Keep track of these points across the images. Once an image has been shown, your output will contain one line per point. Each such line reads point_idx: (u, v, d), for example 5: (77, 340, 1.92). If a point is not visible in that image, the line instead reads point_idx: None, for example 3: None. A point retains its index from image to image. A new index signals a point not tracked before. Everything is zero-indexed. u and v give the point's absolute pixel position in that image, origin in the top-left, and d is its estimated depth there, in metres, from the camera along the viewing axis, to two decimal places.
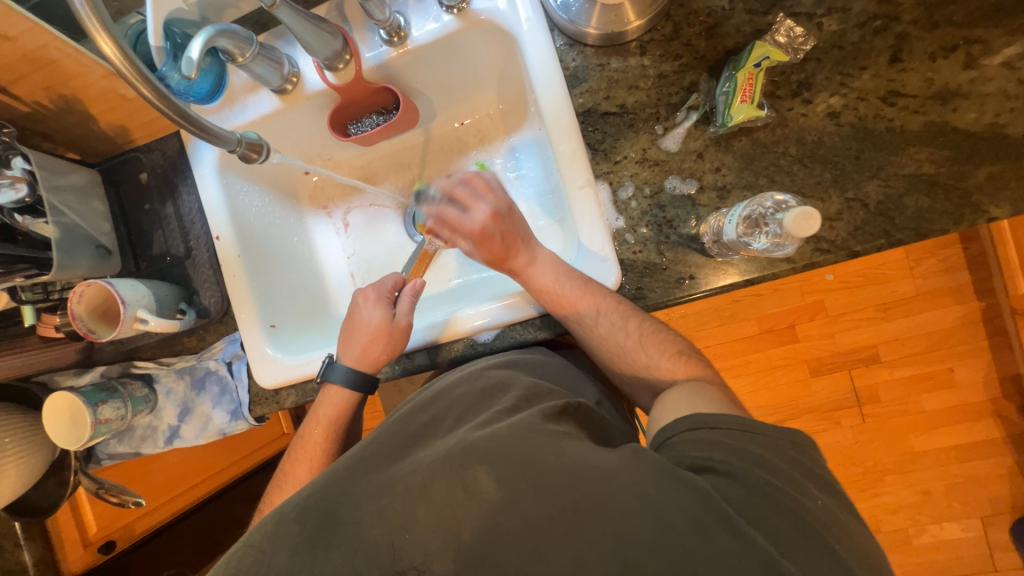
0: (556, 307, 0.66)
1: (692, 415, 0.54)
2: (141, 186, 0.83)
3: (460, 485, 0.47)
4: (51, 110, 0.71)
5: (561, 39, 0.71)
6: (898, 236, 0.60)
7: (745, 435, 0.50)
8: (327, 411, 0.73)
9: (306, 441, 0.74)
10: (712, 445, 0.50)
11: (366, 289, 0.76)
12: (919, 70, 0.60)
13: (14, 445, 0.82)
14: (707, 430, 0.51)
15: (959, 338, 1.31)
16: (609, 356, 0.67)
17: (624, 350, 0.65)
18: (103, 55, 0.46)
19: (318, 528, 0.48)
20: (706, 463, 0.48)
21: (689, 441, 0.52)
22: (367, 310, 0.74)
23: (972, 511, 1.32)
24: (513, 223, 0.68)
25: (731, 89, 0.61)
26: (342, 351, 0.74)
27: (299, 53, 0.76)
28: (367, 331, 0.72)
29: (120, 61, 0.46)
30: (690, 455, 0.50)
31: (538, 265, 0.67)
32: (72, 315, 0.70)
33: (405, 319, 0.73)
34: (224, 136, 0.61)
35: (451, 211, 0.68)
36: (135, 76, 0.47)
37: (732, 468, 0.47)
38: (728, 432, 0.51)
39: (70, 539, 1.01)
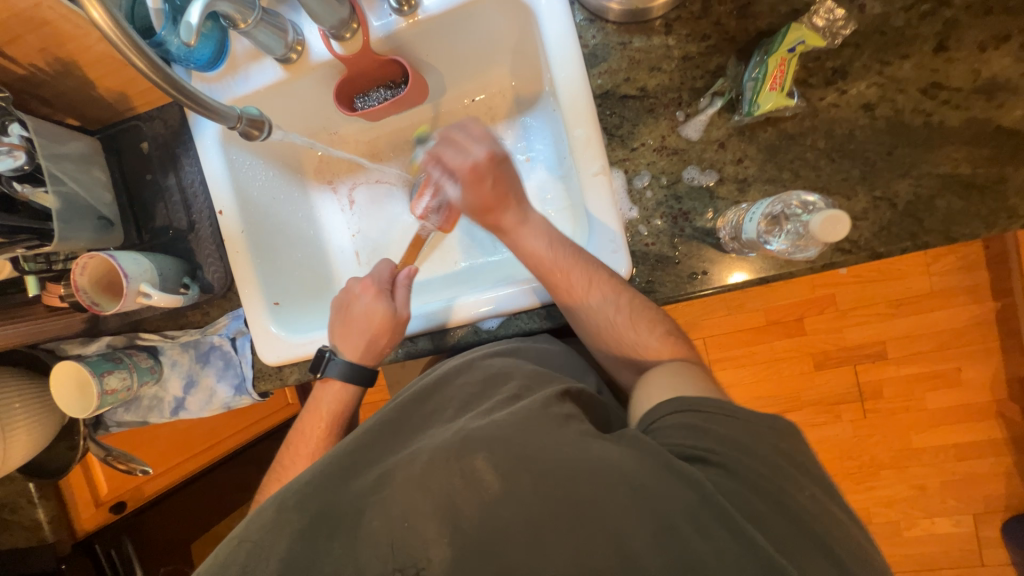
0: (543, 275, 0.64)
1: (677, 398, 0.53)
2: (144, 155, 0.81)
3: (459, 473, 0.47)
4: (48, 74, 0.68)
5: (581, 13, 0.66)
6: (925, 239, 0.57)
7: (731, 420, 0.49)
8: (329, 404, 0.74)
9: (305, 437, 0.73)
10: (698, 430, 0.49)
11: (362, 280, 0.74)
12: (965, 61, 0.56)
13: (25, 410, 0.84)
14: (693, 414, 0.50)
15: (970, 339, 1.28)
16: (594, 329, 0.64)
17: (613, 326, 0.63)
18: (91, 20, 0.43)
19: (321, 515, 0.48)
20: (695, 452, 0.47)
21: (673, 426, 0.50)
22: (366, 300, 0.72)
23: (965, 507, 1.33)
24: (509, 169, 0.65)
25: (761, 75, 0.57)
26: (341, 344, 0.73)
27: (304, 20, 0.73)
28: (368, 324, 0.71)
29: (110, 28, 0.44)
30: (682, 442, 0.49)
31: (529, 227, 0.66)
32: (76, 286, 0.70)
33: (406, 311, 0.73)
34: (223, 111, 0.59)
35: (449, 151, 0.64)
36: (126, 44, 0.45)
37: (723, 457, 0.46)
38: (714, 416, 0.50)
39: (81, 499, 1.04)
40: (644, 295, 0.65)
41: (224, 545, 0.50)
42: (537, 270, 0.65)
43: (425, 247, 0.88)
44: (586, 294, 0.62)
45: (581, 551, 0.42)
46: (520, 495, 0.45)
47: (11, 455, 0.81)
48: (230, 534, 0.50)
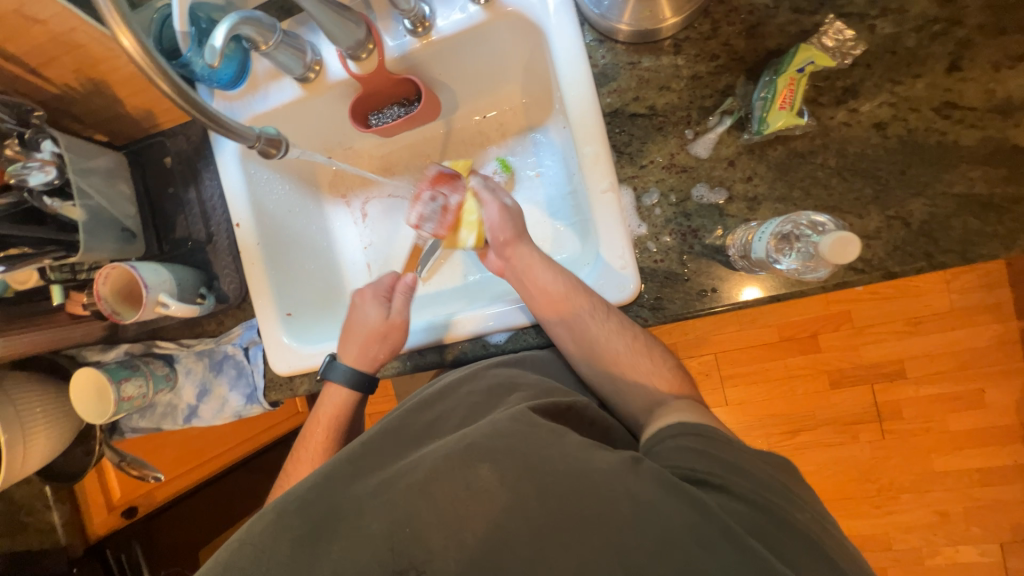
0: (555, 309, 0.65)
1: (679, 423, 0.54)
2: (166, 170, 0.84)
3: (463, 482, 0.46)
4: (80, 93, 0.71)
5: (591, 34, 0.67)
6: (940, 259, 0.56)
7: (732, 444, 0.50)
8: (328, 410, 0.75)
9: (309, 442, 0.75)
10: (702, 453, 0.49)
11: (361, 289, 0.76)
12: (979, 80, 0.56)
13: (46, 415, 0.86)
14: (695, 436, 0.51)
15: (993, 359, 1.24)
16: (602, 363, 0.64)
17: (620, 359, 0.64)
18: (122, 48, 0.46)
19: (324, 519, 0.48)
20: (700, 476, 0.47)
21: (675, 449, 0.51)
22: (365, 308, 0.74)
23: (991, 535, 1.27)
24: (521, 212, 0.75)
25: (770, 95, 0.57)
26: (342, 350, 0.75)
27: (322, 41, 0.75)
28: (365, 331, 0.73)
29: (138, 55, 0.46)
30: (684, 466, 0.49)
31: (540, 263, 0.68)
32: (98, 296, 0.72)
33: (401, 317, 0.74)
34: (243, 132, 0.61)
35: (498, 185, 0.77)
36: (153, 69, 0.47)
37: (725, 481, 0.46)
38: (715, 440, 0.51)
39: (96, 503, 1.05)
40: (652, 312, 0.65)
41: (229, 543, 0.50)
42: (550, 307, 0.65)
43: (436, 260, 0.89)
44: (601, 323, 0.63)
45: (585, 564, 0.41)
46: (522, 512, 0.44)
47: (30, 459, 0.84)
48: (235, 535, 0.50)
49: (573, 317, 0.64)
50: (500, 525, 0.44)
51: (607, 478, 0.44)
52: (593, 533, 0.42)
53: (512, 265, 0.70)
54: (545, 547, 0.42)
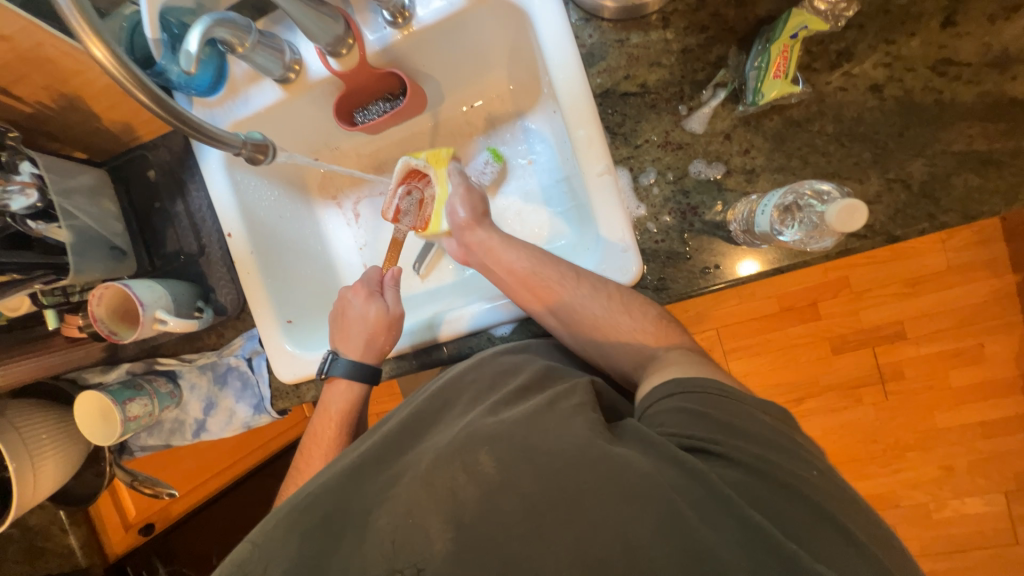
0: (525, 285, 0.66)
1: (671, 381, 0.52)
2: (151, 183, 0.82)
3: (473, 472, 0.46)
4: (54, 110, 0.69)
5: (576, 13, 0.66)
6: (942, 219, 0.56)
7: (726, 401, 0.49)
8: (338, 406, 0.73)
9: (318, 439, 0.73)
10: (698, 416, 0.48)
11: (352, 284, 0.77)
12: (975, 34, 0.55)
13: (52, 440, 0.85)
14: (688, 398, 0.50)
15: (991, 314, 1.25)
16: (583, 327, 0.63)
17: (602, 318, 0.62)
18: (94, 59, 0.44)
19: (332, 515, 0.48)
20: (696, 443, 0.46)
21: (668, 413, 0.50)
22: (359, 304, 0.75)
23: (995, 486, 1.30)
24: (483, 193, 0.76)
25: (764, 64, 0.56)
26: (343, 345, 0.74)
27: (300, 39, 0.73)
28: (365, 325, 0.73)
29: (112, 65, 0.44)
30: (688, 433, 0.47)
31: (505, 244, 0.69)
32: (93, 317, 0.71)
33: (398, 307, 0.75)
34: (228, 140, 0.59)
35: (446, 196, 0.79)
36: (131, 81, 0.46)
37: (724, 448, 0.45)
38: (710, 399, 0.49)
39: (112, 522, 1.08)
40: (656, 292, 0.64)
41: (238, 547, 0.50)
42: (521, 285, 0.66)
43: (433, 256, 0.88)
44: (573, 291, 0.63)
45: (594, 540, 0.40)
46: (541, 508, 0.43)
47: (41, 485, 0.83)
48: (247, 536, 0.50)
49: (542, 289, 0.65)
50: (510, 512, 0.43)
51: (612, 454, 0.44)
52: (604, 513, 0.41)
53: (472, 249, 0.72)
54: (556, 530, 0.42)
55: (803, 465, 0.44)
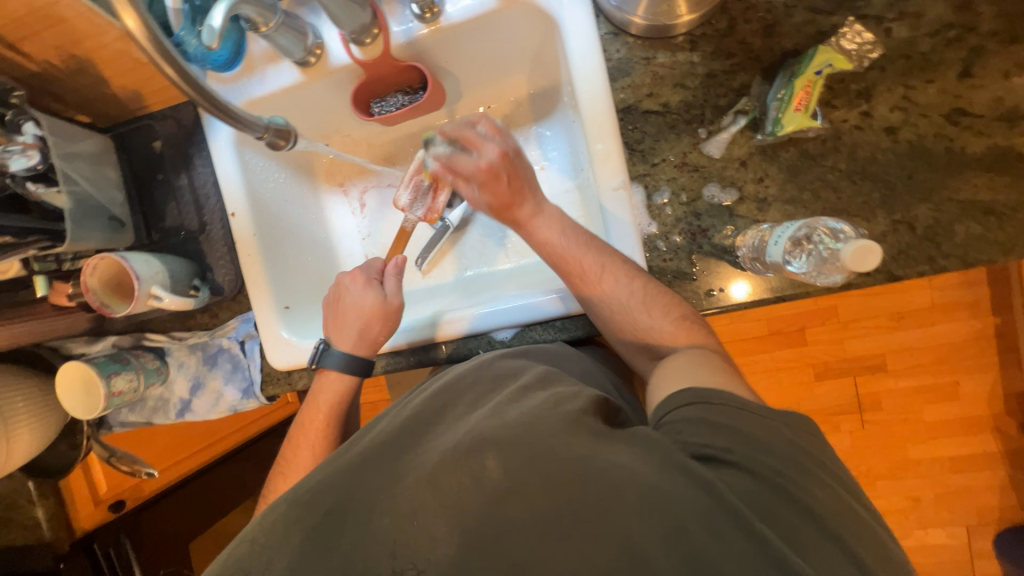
0: (560, 267, 0.64)
1: (689, 389, 0.51)
2: (155, 154, 0.80)
3: (472, 474, 0.46)
4: (62, 70, 0.67)
5: (606, 26, 0.66)
6: (943, 263, 0.58)
7: (743, 413, 0.48)
8: (327, 398, 0.73)
9: (306, 429, 0.72)
10: (715, 426, 0.47)
11: (354, 270, 0.75)
12: (989, 87, 0.57)
13: (27, 409, 0.83)
14: (706, 408, 0.49)
15: (970, 353, 1.29)
16: (609, 318, 0.63)
17: (627, 313, 0.61)
18: (125, 29, 0.43)
19: (332, 512, 0.48)
20: (711, 452, 0.45)
21: (684, 422, 0.49)
22: (359, 291, 0.73)
23: (959, 520, 1.35)
24: (522, 166, 0.65)
25: (786, 97, 0.58)
26: (335, 336, 0.73)
27: (323, 23, 0.72)
28: (359, 314, 0.72)
29: (141, 35, 0.43)
30: (690, 441, 0.47)
31: (544, 216, 0.65)
32: (85, 287, 0.69)
33: (397, 298, 0.73)
34: (250, 122, 0.58)
35: (459, 154, 0.63)
36: (158, 53, 0.45)
37: (738, 458, 0.45)
38: (727, 410, 0.48)
39: (81, 496, 1.04)
40: None
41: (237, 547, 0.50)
42: (558, 263, 0.64)
43: (436, 252, 0.87)
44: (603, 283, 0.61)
45: (591, 551, 0.41)
46: (541, 517, 0.43)
47: (14, 453, 0.81)
48: (246, 537, 0.50)
49: (579, 275, 0.63)
50: (512, 518, 0.43)
51: (611, 466, 0.44)
52: (604, 523, 0.42)
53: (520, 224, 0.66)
54: (548, 540, 0.42)
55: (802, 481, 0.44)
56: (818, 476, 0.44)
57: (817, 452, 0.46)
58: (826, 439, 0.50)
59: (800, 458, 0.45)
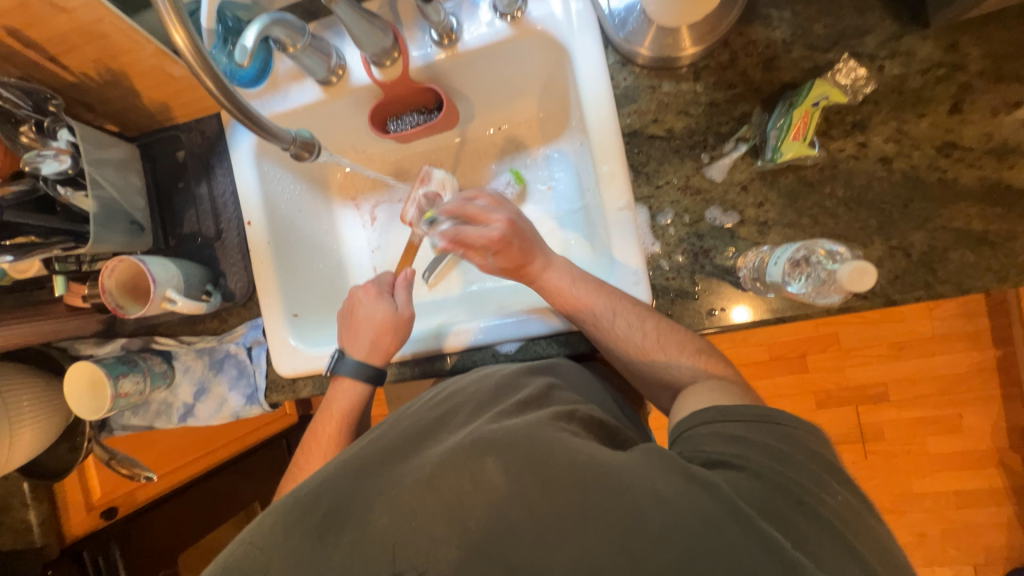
0: (572, 312, 0.67)
1: (716, 408, 0.53)
2: (178, 164, 0.83)
3: (474, 481, 0.46)
4: (97, 82, 0.71)
5: (614, 56, 0.70)
6: (938, 289, 0.59)
7: (765, 427, 0.50)
8: (341, 404, 0.73)
9: (319, 436, 0.73)
10: (735, 438, 0.49)
11: (363, 284, 0.77)
12: (978, 123, 0.59)
13: (33, 408, 0.83)
14: (728, 424, 0.51)
15: (971, 385, 1.29)
16: (625, 356, 0.64)
17: (644, 351, 0.63)
18: (174, 44, 0.46)
19: (330, 514, 0.49)
20: (724, 459, 0.48)
21: (708, 434, 0.51)
22: (370, 304, 0.74)
23: (966, 557, 1.32)
24: (528, 231, 0.70)
25: (785, 125, 0.60)
26: (348, 344, 0.74)
27: (346, 46, 0.76)
28: (372, 325, 0.73)
29: (188, 50, 0.46)
30: (705, 450, 0.50)
31: (554, 269, 0.68)
32: (102, 289, 0.71)
33: (408, 310, 0.75)
34: (279, 134, 0.61)
35: (470, 227, 0.69)
36: (202, 67, 0.48)
37: (747, 463, 0.47)
38: (748, 426, 0.50)
39: (75, 503, 1.03)
40: None
41: (234, 547, 0.51)
42: (565, 308, 0.67)
43: (444, 266, 0.89)
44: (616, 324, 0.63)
45: (592, 561, 0.40)
46: (541, 527, 0.43)
47: (15, 452, 0.81)
48: (244, 538, 0.50)
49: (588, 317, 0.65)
50: (512, 525, 0.43)
51: (612, 475, 0.44)
52: (606, 532, 0.41)
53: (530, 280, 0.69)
54: (548, 548, 0.42)
55: (803, 492, 0.44)
56: (822, 490, 0.45)
57: (817, 468, 0.47)
58: (828, 458, 0.50)
59: (802, 471, 0.45)
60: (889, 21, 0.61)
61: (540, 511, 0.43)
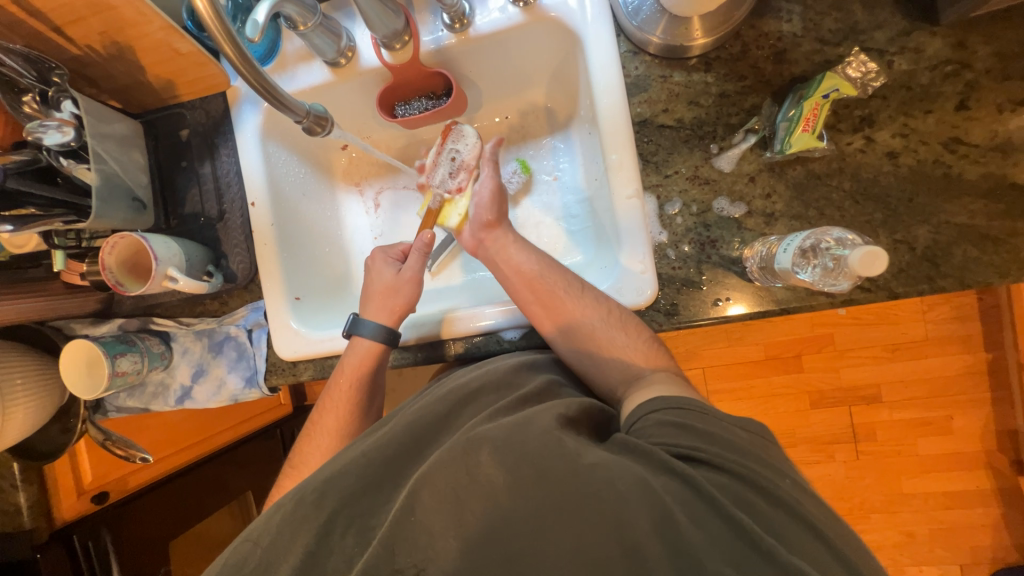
0: (530, 285, 0.68)
1: (659, 398, 0.53)
2: (182, 142, 0.82)
3: (477, 470, 0.46)
4: (101, 56, 0.69)
5: (625, 45, 0.70)
6: (940, 283, 0.60)
7: (706, 417, 0.50)
8: (352, 361, 0.72)
9: (324, 414, 0.73)
10: (682, 427, 0.49)
11: (375, 253, 0.79)
12: (984, 120, 0.60)
13: (25, 387, 0.82)
14: (672, 412, 0.51)
15: (962, 387, 1.31)
16: (585, 343, 0.65)
17: (603, 332, 0.64)
18: (194, 9, 0.45)
19: (338, 511, 0.50)
20: (681, 450, 0.46)
21: (654, 425, 0.50)
22: (379, 268, 0.76)
23: (953, 557, 1.34)
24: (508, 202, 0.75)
25: (795, 117, 0.61)
26: (366, 308, 0.74)
27: (357, 28, 0.76)
28: (378, 288, 0.75)
29: (210, 15, 0.46)
30: (656, 440, 0.49)
31: (518, 245, 0.71)
32: (103, 265, 0.70)
33: (411, 271, 0.75)
34: (293, 106, 0.60)
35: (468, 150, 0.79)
36: (222, 32, 0.47)
37: (707, 455, 0.46)
38: (694, 414, 0.50)
39: (65, 485, 1.00)
40: (667, 316, 0.66)
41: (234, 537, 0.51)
42: (525, 286, 0.68)
43: (446, 255, 0.89)
44: (577, 299, 0.66)
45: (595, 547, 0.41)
46: (540, 509, 0.43)
47: (4, 432, 0.78)
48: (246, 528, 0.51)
49: (548, 295, 0.67)
50: (514, 510, 0.43)
51: (616, 461, 0.45)
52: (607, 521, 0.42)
53: (485, 246, 0.73)
54: (550, 534, 0.42)
55: (806, 489, 0.46)
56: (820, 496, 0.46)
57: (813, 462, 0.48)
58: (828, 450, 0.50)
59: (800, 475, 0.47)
60: (899, 18, 0.62)
61: (542, 496, 0.44)
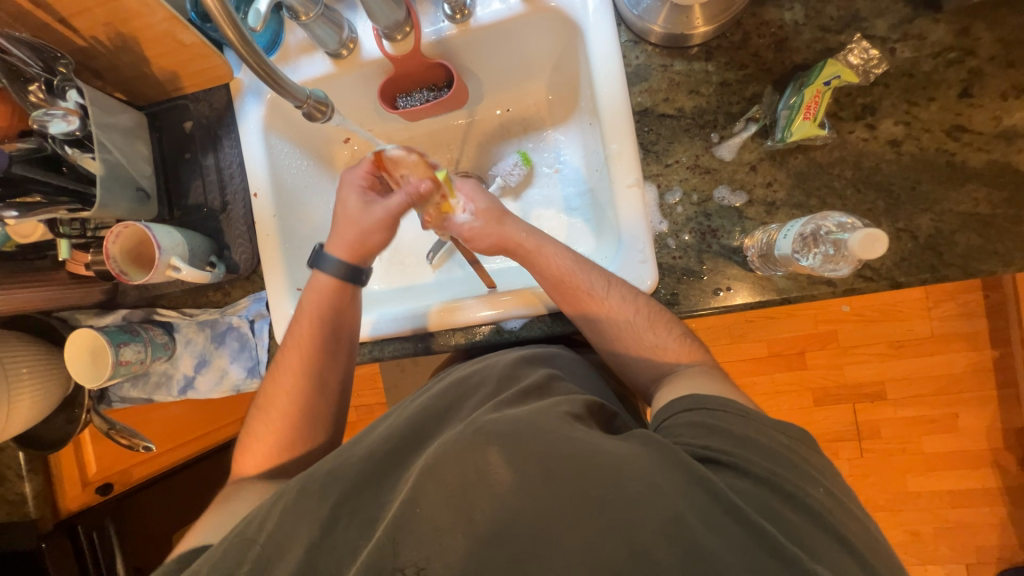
0: (559, 284, 0.66)
1: (692, 396, 0.55)
2: (185, 134, 0.83)
3: (474, 452, 0.46)
4: (106, 47, 0.70)
5: (626, 35, 0.70)
6: (944, 272, 0.60)
7: (741, 418, 0.51)
8: (310, 302, 0.73)
9: (281, 373, 0.73)
10: (714, 429, 0.51)
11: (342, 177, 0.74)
12: (987, 107, 0.60)
13: (31, 376, 0.83)
14: (703, 413, 0.53)
15: (968, 384, 1.30)
16: (615, 338, 0.65)
17: (633, 328, 0.64)
18: None
19: (343, 502, 0.49)
20: (710, 453, 0.48)
21: (685, 425, 0.52)
22: (345, 197, 0.73)
23: (958, 557, 1.32)
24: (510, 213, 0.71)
25: (796, 105, 0.60)
26: (331, 242, 0.74)
27: (358, 20, 0.76)
28: (342, 220, 0.73)
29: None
30: (690, 441, 0.50)
31: (547, 245, 0.68)
32: (107, 254, 0.70)
33: (380, 211, 0.72)
34: (293, 90, 0.61)
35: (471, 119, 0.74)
36: (223, 16, 0.47)
37: (739, 459, 0.47)
38: (729, 417, 0.52)
39: (70, 478, 0.98)
40: (668, 306, 0.66)
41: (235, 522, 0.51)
42: (555, 288, 0.66)
43: (448, 247, 0.90)
44: (602, 300, 0.64)
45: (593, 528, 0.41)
46: (538, 493, 0.43)
47: (13, 420, 0.80)
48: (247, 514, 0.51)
49: (573, 295, 0.65)
50: (511, 494, 0.43)
51: (620, 457, 0.45)
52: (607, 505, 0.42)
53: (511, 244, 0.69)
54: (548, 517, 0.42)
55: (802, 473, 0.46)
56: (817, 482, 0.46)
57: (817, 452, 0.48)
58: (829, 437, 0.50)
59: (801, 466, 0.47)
60: (901, 5, 0.62)
61: (544, 484, 0.44)
